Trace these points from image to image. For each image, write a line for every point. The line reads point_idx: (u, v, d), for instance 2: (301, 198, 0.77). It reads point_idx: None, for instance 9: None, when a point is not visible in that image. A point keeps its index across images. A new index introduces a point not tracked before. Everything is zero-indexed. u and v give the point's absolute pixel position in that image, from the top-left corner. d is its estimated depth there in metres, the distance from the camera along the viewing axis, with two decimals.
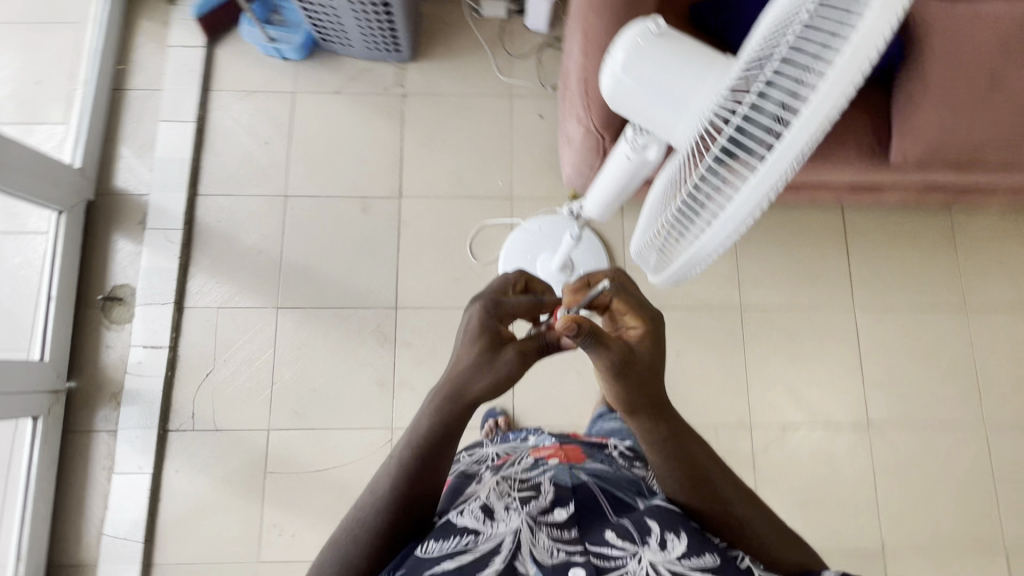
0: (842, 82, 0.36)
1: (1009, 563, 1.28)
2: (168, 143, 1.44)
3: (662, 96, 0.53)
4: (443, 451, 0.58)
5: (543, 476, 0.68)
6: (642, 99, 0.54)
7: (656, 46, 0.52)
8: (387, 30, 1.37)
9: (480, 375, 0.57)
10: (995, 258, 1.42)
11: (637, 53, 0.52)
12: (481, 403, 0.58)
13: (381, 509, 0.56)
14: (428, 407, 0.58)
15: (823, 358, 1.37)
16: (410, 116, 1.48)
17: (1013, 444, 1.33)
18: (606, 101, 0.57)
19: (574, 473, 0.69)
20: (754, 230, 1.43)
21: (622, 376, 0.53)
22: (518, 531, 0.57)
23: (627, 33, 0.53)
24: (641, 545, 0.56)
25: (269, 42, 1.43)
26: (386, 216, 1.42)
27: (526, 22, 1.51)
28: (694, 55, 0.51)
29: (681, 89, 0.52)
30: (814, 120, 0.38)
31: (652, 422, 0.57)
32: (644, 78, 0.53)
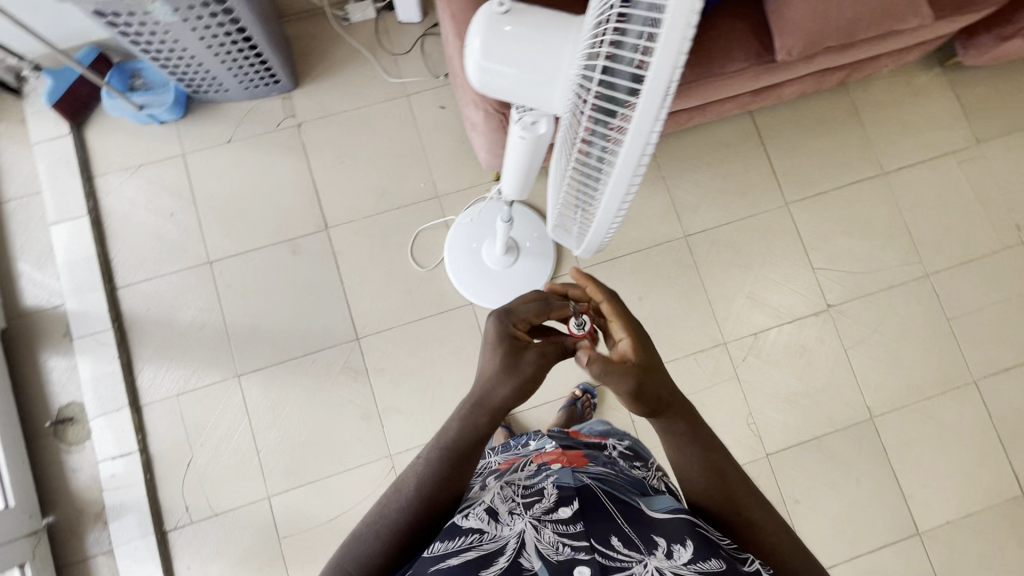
0: (681, 17, 0.36)
1: (979, 393, 1.39)
2: (67, 245, 1.34)
3: (529, 72, 0.52)
4: (472, 455, 0.64)
5: (546, 480, 0.66)
6: (512, 79, 0.54)
7: (510, 25, 0.51)
8: (258, 65, 1.30)
9: (506, 380, 0.62)
10: (898, 119, 1.50)
11: (492, 36, 0.52)
12: (505, 408, 0.63)
13: (395, 510, 0.61)
14: (457, 414, 0.63)
15: (772, 261, 1.43)
16: (311, 144, 1.42)
17: (956, 284, 1.43)
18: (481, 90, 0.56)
19: (578, 475, 0.67)
20: (677, 158, 1.46)
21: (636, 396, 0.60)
22: (522, 532, 0.56)
23: (478, 20, 0.52)
24: (647, 554, 0.53)
25: (139, 110, 1.33)
26: (319, 252, 1.38)
27: (399, 16, 1.46)
28: (547, 24, 0.51)
29: (545, 61, 0.51)
30: (668, 60, 0.38)
31: (670, 422, 0.65)
32: (506, 57, 0.52)
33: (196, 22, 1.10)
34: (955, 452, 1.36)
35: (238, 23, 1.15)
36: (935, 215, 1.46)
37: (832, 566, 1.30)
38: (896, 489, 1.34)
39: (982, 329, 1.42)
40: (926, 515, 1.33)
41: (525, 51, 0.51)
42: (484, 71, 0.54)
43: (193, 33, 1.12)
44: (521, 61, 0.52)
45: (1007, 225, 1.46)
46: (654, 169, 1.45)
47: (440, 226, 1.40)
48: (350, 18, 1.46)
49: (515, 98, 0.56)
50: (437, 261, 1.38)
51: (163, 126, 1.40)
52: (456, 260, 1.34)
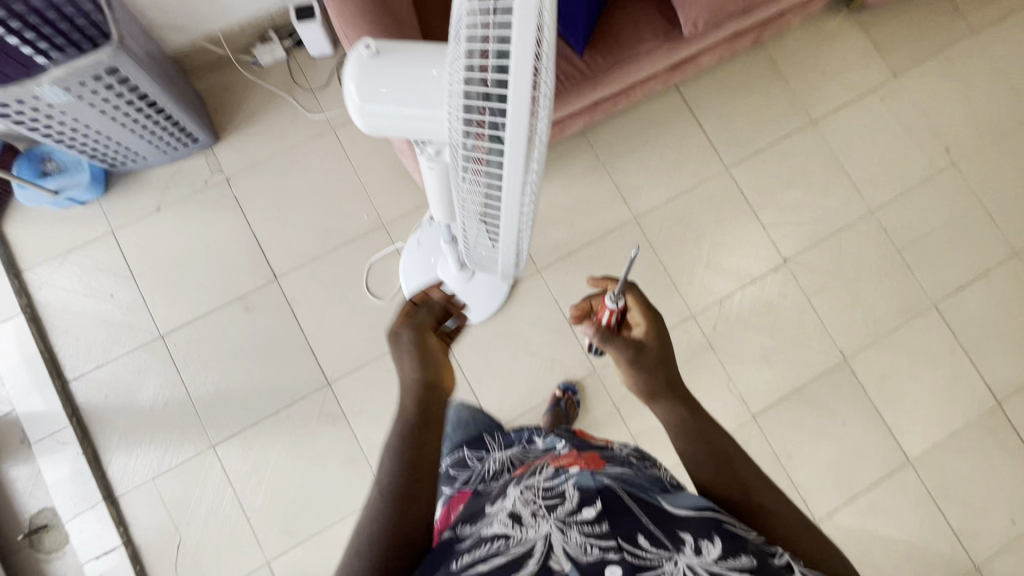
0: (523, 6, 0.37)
1: (941, 315, 1.42)
2: (6, 348, 1.28)
3: (411, 105, 0.51)
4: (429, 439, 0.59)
5: (569, 480, 0.55)
6: (395, 113, 0.52)
7: (380, 64, 0.51)
8: (171, 128, 1.25)
9: (403, 357, 0.64)
10: (816, 67, 1.53)
11: (365, 77, 0.52)
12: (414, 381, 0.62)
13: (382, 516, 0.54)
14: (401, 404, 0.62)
15: (724, 226, 1.44)
16: (244, 196, 1.38)
17: (900, 215, 1.47)
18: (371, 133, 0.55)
19: (599, 475, 0.55)
20: (613, 143, 1.46)
21: (637, 363, 0.65)
22: (548, 534, 0.48)
23: (350, 65, 0.52)
24: (676, 550, 0.46)
25: (55, 195, 1.28)
26: (273, 305, 1.34)
27: (310, 51, 1.43)
28: (418, 56, 0.50)
29: (423, 92, 0.50)
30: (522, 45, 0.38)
31: (670, 398, 0.65)
32: (384, 93, 0.51)
33: (93, 97, 1.06)
34: (929, 377, 1.39)
35: (139, 90, 1.11)
36: (868, 151, 1.50)
37: (834, 511, 1.32)
38: (881, 424, 1.37)
39: (932, 253, 1.45)
40: (913, 443, 1.36)
41: (401, 85, 0.51)
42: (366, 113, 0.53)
43: (93, 109, 1.08)
44: (400, 93, 0.51)
45: (937, 149, 1.51)
46: (593, 158, 1.45)
47: (392, 254, 1.38)
48: (260, 62, 1.42)
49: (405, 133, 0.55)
50: (395, 289, 1.36)
51: (86, 206, 1.35)
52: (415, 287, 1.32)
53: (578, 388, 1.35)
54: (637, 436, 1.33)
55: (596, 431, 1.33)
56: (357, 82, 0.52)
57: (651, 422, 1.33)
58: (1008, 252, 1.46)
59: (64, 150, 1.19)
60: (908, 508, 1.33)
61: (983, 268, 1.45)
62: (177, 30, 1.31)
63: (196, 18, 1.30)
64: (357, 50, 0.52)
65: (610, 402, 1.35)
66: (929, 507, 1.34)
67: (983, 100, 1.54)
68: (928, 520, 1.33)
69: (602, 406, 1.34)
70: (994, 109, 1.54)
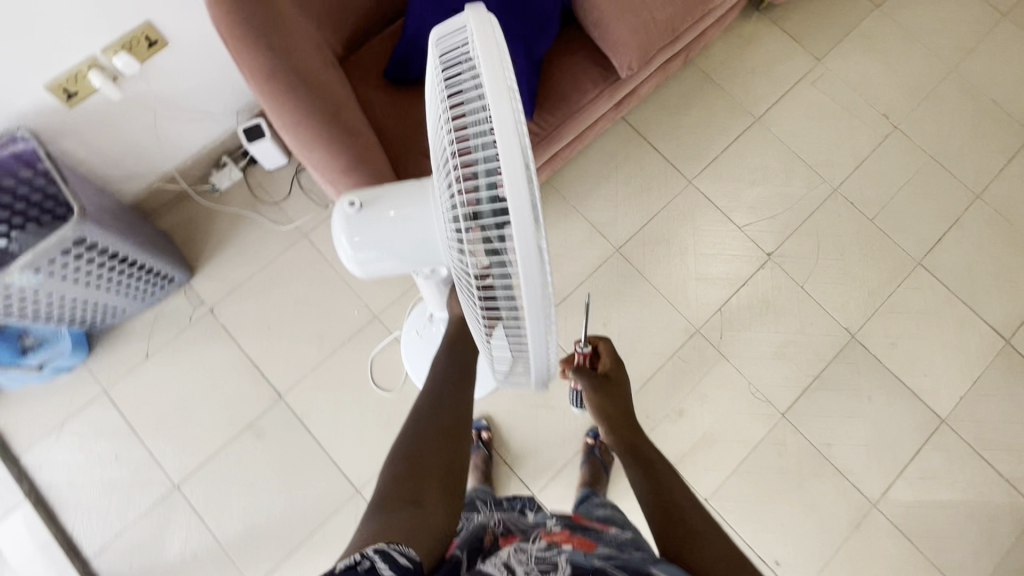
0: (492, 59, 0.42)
1: (928, 271, 1.46)
2: (17, 541, 1.22)
3: (396, 229, 0.62)
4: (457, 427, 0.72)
5: (560, 551, 0.56)
6: (389, 253, 0.64)
7: (361, 210, 0.62)
8: (145, 275, 1.24)
9: (439, 362, 0.80)
10: (746, 68, 1.61)
11: (351, 225, 0.63)
12: (453, 378, 0.77)
13: (407, 469, 0.66)
14: (425, 389, 0.76)
15: (703, 236, 1.47)
16: (230, 322, 1.36)
17: (861, 185, 1.52)
18: (362, 259, 0.64)
19: (591, 555, 0.56)
20: (578, 183, 1.50)
21: (602, 393, 0.75)
22: None
23: (338, 217, 0.63)
24: None
25: (40, 370, 1.24)
26: (283, 424, 1.31)
27: (265, 166, 1.44)
28: (390, 194, 0.62)
29: (404, 218, 0.61)
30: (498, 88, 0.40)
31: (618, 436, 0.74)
32: (374, 241, 0.63)
33: (64, 269, 1.05)
34: (935, 333, 1.42)
35: (107, 250, 1.10)
36: (815, 134, 1.56)
37: (887, 489, 1.31)
38: (905, 391, 1.38)
39: (902, 214, 1.50)
40: (941, 402, 1.37)
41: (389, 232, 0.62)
42: (361, 260, 0.64)
43: (65, 280, 1.07)
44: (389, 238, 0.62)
45: (876, 117, 1.58)
46: (562, 201, 1.48)
47: (390, 343, 1.36)
48: (219, 186, 1.43)
49: (400, 265, 0.66)
50: (402, 377, 1.34)
51: (74, 371, 1.32)
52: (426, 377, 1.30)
53: None
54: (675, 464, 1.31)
55: None
56: (349, 236, 0.63)
57: (686, 446, 1.32)
58: (970, 196, 1.52)
59: (43, 325, 1.16)
60: (955, 467, 1.33)
61: (952, 217, 1.50)
62: (132, 178, 1.32)
63: (149, 162, 1.31)
64: (340, 208, 0.63)
65: None
66: (975, 461, 1.34)
67: (903, 63, 1.63)
68: (977, 474, 1.33)
69: None
70: (916, 69, 1.63)
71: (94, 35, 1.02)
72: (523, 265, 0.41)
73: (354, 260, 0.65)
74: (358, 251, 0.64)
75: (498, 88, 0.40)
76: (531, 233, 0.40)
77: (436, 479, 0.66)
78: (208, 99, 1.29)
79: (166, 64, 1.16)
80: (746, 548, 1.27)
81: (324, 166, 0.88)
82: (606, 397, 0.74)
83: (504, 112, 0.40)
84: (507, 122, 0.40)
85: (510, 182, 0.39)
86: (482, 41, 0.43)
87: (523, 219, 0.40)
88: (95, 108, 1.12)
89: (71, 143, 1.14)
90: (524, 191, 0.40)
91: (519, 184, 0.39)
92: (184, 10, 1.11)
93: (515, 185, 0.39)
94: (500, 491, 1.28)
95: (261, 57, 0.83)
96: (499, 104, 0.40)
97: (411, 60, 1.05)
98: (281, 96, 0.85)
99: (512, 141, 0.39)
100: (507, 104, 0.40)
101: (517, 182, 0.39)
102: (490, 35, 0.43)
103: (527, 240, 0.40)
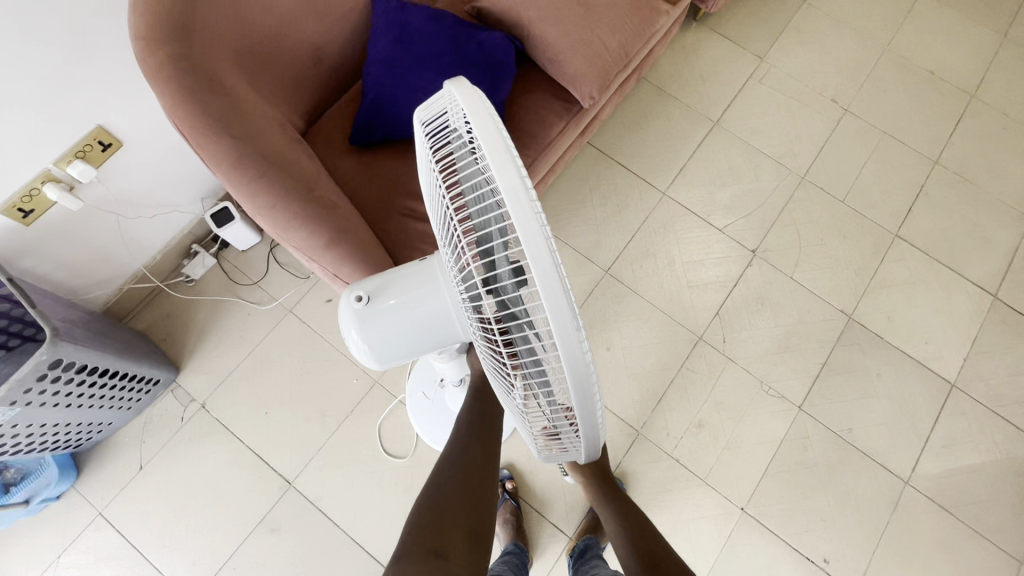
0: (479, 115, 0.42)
1: (907, 241, 1.49)
2: None
3: (406, 307, 0.63)
4: (484, 475, 0.69)
5: None
6: (402, 337, 0.66)
7: (369, 297, 0.64)
8: (129, 383, 1.18)
9: (465, 412, 0.79)
10: (695, 77, 1.66)
11: (361, 315, 0.64)
12: (479, 428, 0.75)
13: (429, 522, 0.63)
14: (451, 440, 0.74)
15: (687, 244, 1.48)
16: (225, 414, 1.30)
17: (826, 170, 1.56)
18: (377, 341, 0.65)
19: None
20: (556, 213, 1.50)
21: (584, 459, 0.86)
22: None
23: (346, 309, 0.64)
24: None
25: (27, 505, 1.15)
26: (296, 513, 1.23)
27: (238, 247, 1.41)
28: (396, 277, 0.64)
29: (412, 296, 0.63)
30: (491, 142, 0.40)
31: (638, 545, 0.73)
32: (385, 331, 0.65)
33: (43, 396, 0.99)
34: (927, 300, 1.44)
35: (86, 367, 1.04)
36: (773, 128, 1.60)
37: (916, 464, 1.31)
38: (911, 362, 1.39)
39: (870, 191, 1.54)
40: (946, 367, 1.38)
41: (400, 318, 0.64)
42: (374, 351, 0.67)
43: (45, 407, 1.01)
44: (400, 324, 0.65)
45: (826, 103, 1.64)
46: None
47: (396, 407, 1.31)
48: (193, 276, 1.39)
49: (414, 347, 0.68)
50: (413, 440, 1.29)
51: (63, 498, 1.23)
52: (439, 437, 1.26)
53: (630, 455, 1.30)
54: (706, 477, 1.29)
55: (667, 491, 1.28)
56: (359, 330, 0.65)
57: (712, 457, 1.30)
58: (929, 164, 1.57)
59: (25, 456, 1.09)
60: (975, 429, 1.34)
61: (917, 186, 1.55)
62: (100, 283, 1.27)
63: (116, 264, 1.27)
64: (346, 299, 0.65)
65: (666, 456, 1.30)
66: (992, 420, 1.34)
67: (839, 49, 1.70)
68: (998, 433, 1.33)
69: (659, 463, 1.30)
70: (853, 53, 1.70)
71: (46, 149, 0.98)
72: (556, 324, 0.38)
73: (368, 351, 0.67)
74: (371, 343, 0.66)
75: (496, 146, 0.39)
76: (558, 289, 0.37)
77: (462, 525, 0.63)
78: (169, 190, 1.26)
79: (123, 164, 1.13)
80: (794, 552, 1.24)
81: (304, 244, 0.88)
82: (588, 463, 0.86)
83: (507, 169, 0.38)
84: (512, 178, 0.38)
85: (525, 238, 0.37)
86: (466, 101, 0.43)
87: (547, 275, 0.37)
88: (54, 221, 1.08)
89: (33, 261, 1.09)
90: (543, 246, 0.37)
91: (532, 229, 0.37)
92: (135, 109, 1.09)
93: (532, 240, 0.37)
94: (535, 541, 1.23)
95: (221, 147, 0.80)
96: (500, 162, 0.39)
97: (374, 124, 1.03)
98: (249, 181, 0.82)
99: (515, 186, 0.38)
100: (508, 161, 0.39)
101: (533, 236, 0.37)
102: (475, 99, 0.43)
103: (554, 295, 0.37)
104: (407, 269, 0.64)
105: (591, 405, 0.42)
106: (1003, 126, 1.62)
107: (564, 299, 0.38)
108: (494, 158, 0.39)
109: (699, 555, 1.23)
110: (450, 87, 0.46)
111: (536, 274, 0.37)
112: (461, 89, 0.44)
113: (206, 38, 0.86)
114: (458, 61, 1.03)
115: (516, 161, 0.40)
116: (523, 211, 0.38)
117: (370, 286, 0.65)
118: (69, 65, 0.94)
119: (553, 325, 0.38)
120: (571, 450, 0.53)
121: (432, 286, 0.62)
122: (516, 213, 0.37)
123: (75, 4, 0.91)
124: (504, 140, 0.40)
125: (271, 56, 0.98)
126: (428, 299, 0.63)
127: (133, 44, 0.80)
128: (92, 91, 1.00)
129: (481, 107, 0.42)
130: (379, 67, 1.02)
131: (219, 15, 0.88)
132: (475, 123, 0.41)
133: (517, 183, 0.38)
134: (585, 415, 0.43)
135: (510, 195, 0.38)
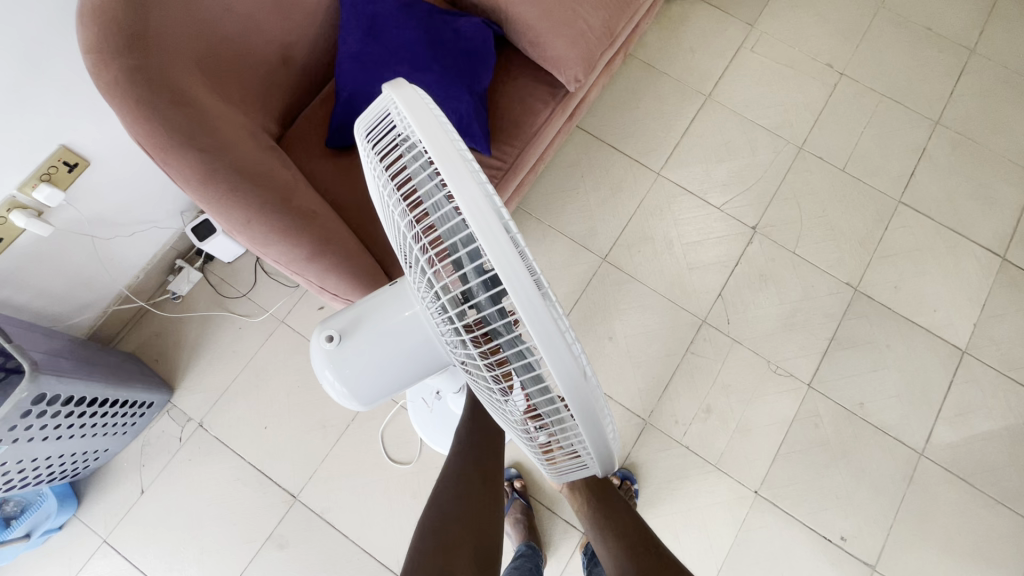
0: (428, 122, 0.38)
1: (912, 207, 1.45)
2: None
3: (383, 334, 0.60)
4: (489, 499, 0.66)
5: None
6: (385, 370, 0.63)
7: (342, 334, 0.61)
8: (122, 408, 1.15)
9: (466, 418, 0.73)
10: (684, 48, 1.59)
11: (335, 354, 0.61)
12: (480, 441, 0.70)
13: (441, 547, 0.62)
14: (453, 453, 0.69)
15: (686, 226, 1.44)
16: (224, 431, 1.27)
17: (824, 136, 1.51)
18: (355, 376, 0.62)
19: None
20: (548, 202, 1.46)
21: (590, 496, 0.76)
22: None
23: (319, 343, 0.61)
24: None
25: (29, 539, 1.13)
26: (304, 527, 1.21)
27: (223, 260, 1.35)
28: (370, 303, 0.62)
29: (388, 322, 0.60)
30: (443, 149, 0.36)
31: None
32: (367, 366, 0.62)
33: (32, 432, 0.95)
34: (934, 266, 1.40)
35: (73, 398, 1.01)
36: (768, 98, 1.55)
37: (931, 435, 1.28)
38: (920, 331, 1.36)
39: (871, 157, 1.50)
40: (957, 334, 1.35)
41: (377, 353, 0.61)
42: (354, 390, 0.63)
43: (36, 442, 0.98)
44: (380, 357, 0.62)
45: (821, 68, 1.58)
46: (537, 223, 1.43)
47: (398, 413, 1.29)
48: (180, 292, 1.35)
49: (396, 381, 0.65)
50: (417, 446, 1.27)
51: (66, 528, 1.21)
52: (444, 443, 1.22)
53: (639, 445, 1.28)
54: (718, 462, 1.26)
55: (679, 479, 1.26)
56: (335, 370, 0.62)
57: (723, 442, 1.28)
58: (930, 125, 1.52)
59: (22, 490, 1.06)
60: (990, 396, 1.31)
61: (919, 148, 1.50)
62: (84, 306, 1.23)
63: (98, 286, 1.23)
64: (318, 337, 0.62)
65: (676, 444, 1.28)
66: (1006, 384, 1.32)
67: (832, 11, 1.64)
68: (1012, 398, 1.31)
69: (670, 451, 1.27)
70: (846, 14, 1.63)
71: (9, 176, 0.93)
72: (543, 343, 0.34)
73: (346, 392, 0.64)
74: (349, 383, 0.63)
75: (445, 151, 0.36)
76: (541, 306, 0.34)
77: (469, 546, 0.62)
78: (144, 207, 1.22)
79: (92, 184, 1.08)
80: (810, 531, 1.22)
81: (284, 259, 0.84)
82: (601, 512, 0.74)
83: (462, 178, 0.35)
84: (470, 187, 0.34)
85: (492, 253, 0.33)
86: (410, 107, 0.39)
87: (522, 288, 0.33)
88: (26, 249, 1.03)
89: (9, 291, 1.05)
90: (515, 259, 0.33)
91: (501, 240, 0.33)
92: (101, 126, 1.04)
93: (502, 253, 0.33)
94: (547, 538, 1.21)
95: (188, 163, 0.76)
96: (452, 169, 0.35)
97: (350, 125, 0.98)
98: (219, 197, 0.78)
99: (479, 198, 0.34)
100: (462, 168, 0.35)
101: (501, 248, 0.33)
102: (419, 104, 0.39)
103: (535, 309, 0.34)
104: (378, 300, 0.61)
105: (598, 423, 0.39)
106: (1004, 81, 1.57)
107: (547, 313, 0.34)
108: (448, 166, 0.35)
109: (715, 541, 1.22)
110: (389, 93, 0.42)
111: (511, 289, 0.33)
112: (402, 93, 0.40)
113: (159, 45, 0.80)
114: (434, 52, 0.97)
115: (469, 166, 0.36)
116: (487, 223, 0.34)
117: (340, 323, 0.62)
118: (23, 84, 0.89)
119: (539, 343, 0.34)
120: (585, 467, 0.49)
121: (406, 313, 0.60)
122: (478, 227, 0.34)
123: (24, 17, 0.85)
124: (454, 145, 0.37)
125: (231, 63, 0.92)
126: (408, 323, 0.60)
127: (80, 61, 0.75)
128: (52, 111, 0.95)
129: (426, 112, 0.39)
130: (351, 63, 0.97)
131: (172, 19, 0.82)
132: (419, 130, 0.37)
133: (476, 191, 0.34)
134: (594, 433, 0.39)
135: (468, 203, 0.34)
